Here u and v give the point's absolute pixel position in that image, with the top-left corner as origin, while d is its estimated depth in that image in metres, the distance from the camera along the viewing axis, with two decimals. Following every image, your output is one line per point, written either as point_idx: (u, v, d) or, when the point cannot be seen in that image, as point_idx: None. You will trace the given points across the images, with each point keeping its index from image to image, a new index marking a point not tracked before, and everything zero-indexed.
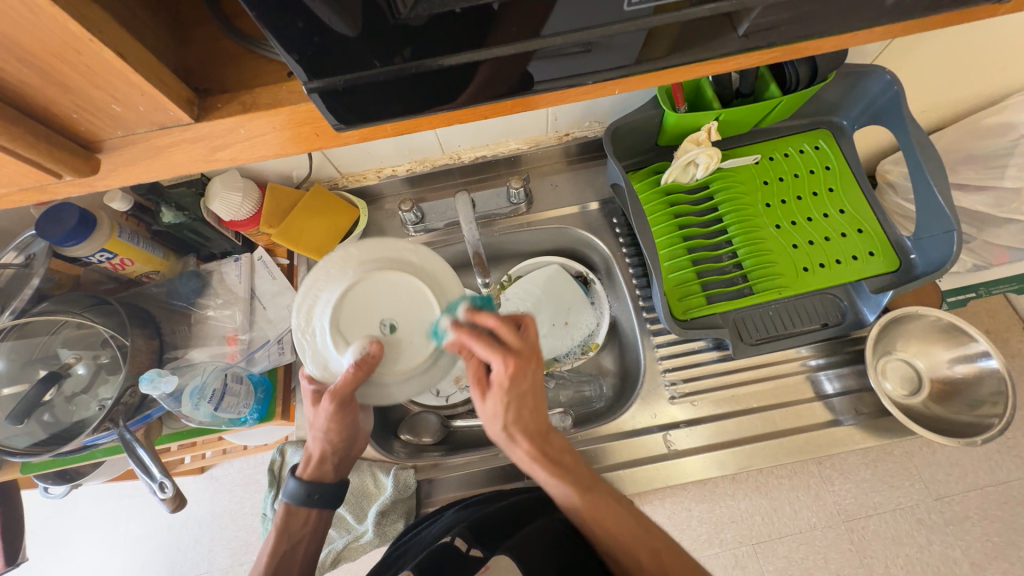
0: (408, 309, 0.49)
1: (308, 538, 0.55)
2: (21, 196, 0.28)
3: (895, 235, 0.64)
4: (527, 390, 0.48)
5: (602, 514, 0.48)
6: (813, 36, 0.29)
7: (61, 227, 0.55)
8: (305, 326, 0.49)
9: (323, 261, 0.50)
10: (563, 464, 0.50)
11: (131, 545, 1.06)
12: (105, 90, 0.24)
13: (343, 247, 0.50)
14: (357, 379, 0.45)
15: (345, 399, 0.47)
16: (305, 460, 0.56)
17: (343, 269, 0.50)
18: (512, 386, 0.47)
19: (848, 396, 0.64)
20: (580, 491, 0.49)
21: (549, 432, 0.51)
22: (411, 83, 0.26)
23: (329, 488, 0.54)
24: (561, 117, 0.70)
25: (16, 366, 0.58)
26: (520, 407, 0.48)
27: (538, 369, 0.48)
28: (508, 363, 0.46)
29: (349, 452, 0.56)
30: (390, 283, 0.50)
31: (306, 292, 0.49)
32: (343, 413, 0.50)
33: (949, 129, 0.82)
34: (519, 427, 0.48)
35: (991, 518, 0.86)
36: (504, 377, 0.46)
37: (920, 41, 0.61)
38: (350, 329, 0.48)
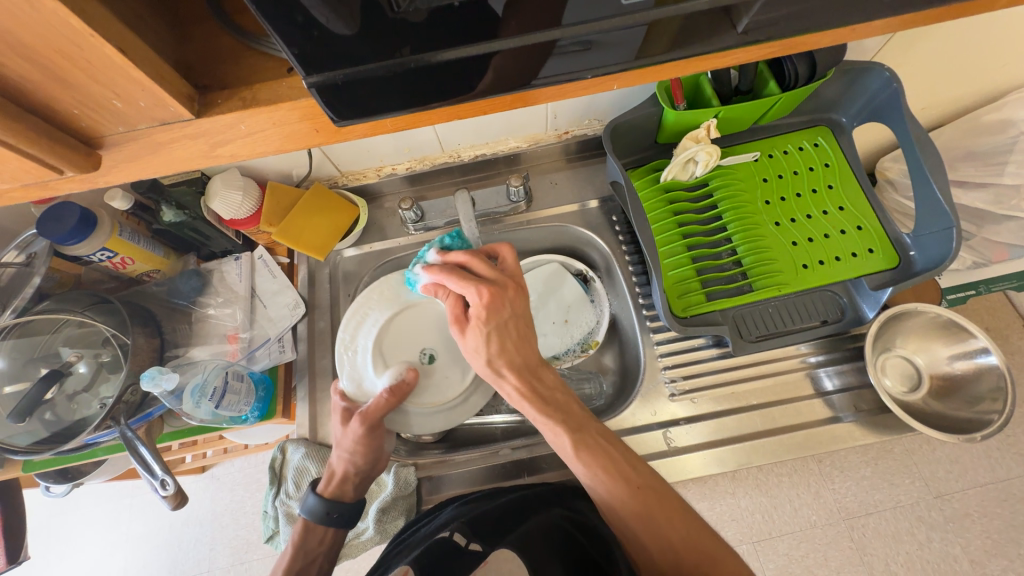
0: (441, 346, 0.67)
1: (324, 556, 0.57)
2: (21, 192, 0.28)
3: (894, 231, 0.64)
4: (506, 317, 0.52)
5: (594, 457, 0.48)
6: (811, 31, 0.29)
7: (62, 225, 0.55)
8: (351, 340, 0.65)
9: (376, 287, 0.68)
10: (552, 399, 0.51)
11: (132, 544, 1.06)
12: (107, 86, 0.24)
13: (393, 278, 0.68)
14: (388, 404, 0.59)
15: (376, 419, 0.58)
16: (327, 478, 0.58)
17: (391, 298, 0.68)
18: (490, 312, 0.51)
19: (847, 393, 0.64)
20: (569, 429, 0.49)
21: (538, 368, 0.53)
22: (411, 78, 0.26)
23: (347, 507, 0.57)
24: (561, 115, 0.70)
25: (18, 365, 0.58)
26: (501, 337, 0.52)
27: (515, 298, 0.52)
28: (483, 289, 0.50)
29: (371, 474, 0.59)
30: (430, 322, 0.68)
31: (357, 311, 0.66)
32: (374, 434, 0.57)
33: (948, 126, 0.82)
34: (503, 360, 0.52)
35: (992, 515, 0.86)
36: (481, 305, 0.51)
37: (919, 37, 0.61)
38: (391, 349, 0.66)
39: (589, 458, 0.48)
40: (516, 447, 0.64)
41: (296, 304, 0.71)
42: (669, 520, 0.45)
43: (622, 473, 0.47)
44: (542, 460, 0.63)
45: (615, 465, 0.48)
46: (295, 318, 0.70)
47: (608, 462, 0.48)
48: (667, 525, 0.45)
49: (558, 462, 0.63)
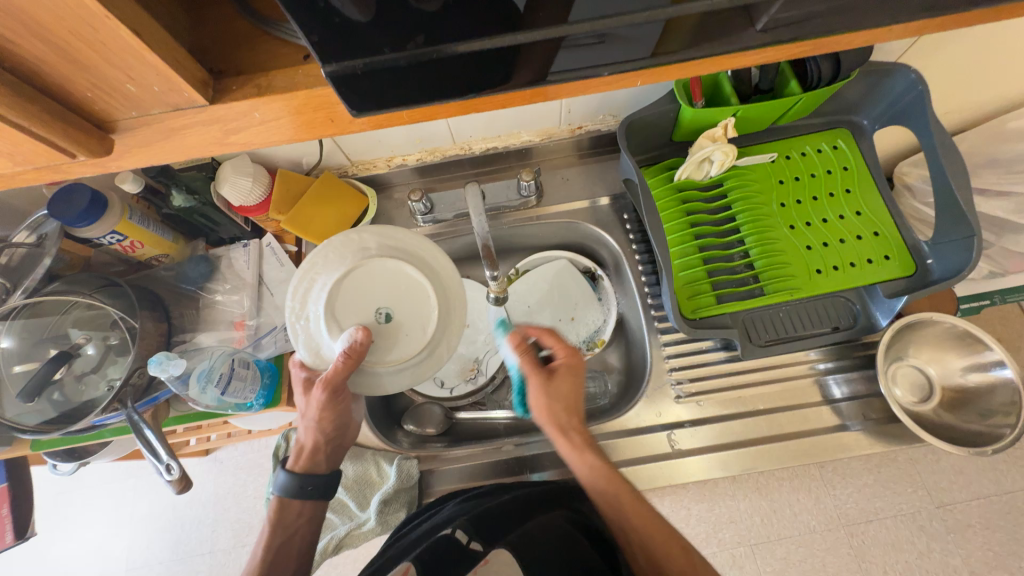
0: (403, 299, 0.50)
1: (303, 530, 0.56)
2: (32, 175, 0.27)
3: (912, 239, 0.63)
4: (585, 382, 0.55)
5: (645, 513, 0.50)
6: (842, 31, 0.28)
7: (73, 208, 0.55)
8: (301, 311, 0.49)
9: (325, 245, 0.51)
10: (612, 464, 0.53)
11: (137, 523, 1.08)
12: (121, 69, 0.23)
13: (344, 235, 0.51)
14: (345, 370, 0.46)
15: (334, 390, 0.48)
16: (294, 453, 0.56)
17: (342, 255, 0.51)
18: (579, 373, 0.54)
19: (856, 401, 0.63)
20: (626, 486, 0.51)
21: (589, 430, 0.56)
22: (428, 69, 0.25)
23: (321, 480, 0.54)
24: (575, 110, 0.69)
25: (27, 344, 0.58)
26: (580, 399, 0.54)
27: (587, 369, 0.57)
28: (579, 354, 0.55)
29: (340, 442, 0.57)
30: (388, 273, 0.50)
31: (303, 276, 0.50)
32: (333, 404, 0.50)
33: (971, 131, 0.80)
34: (579, 411, 0.53)
35: (994, 527, 0.85)
36: (574, 364, 0.54)
37: (948, 39, 0.59)
38: (344, 315, 0.49)
39: (642, 513, 0.50)
40: (519, 444, 0.64)
41: None
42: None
43: (660, 531, 0.49)
44: (544, 457, 0.63)
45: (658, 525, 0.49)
46: None
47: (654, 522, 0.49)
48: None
49: (560, 460, 0.63)
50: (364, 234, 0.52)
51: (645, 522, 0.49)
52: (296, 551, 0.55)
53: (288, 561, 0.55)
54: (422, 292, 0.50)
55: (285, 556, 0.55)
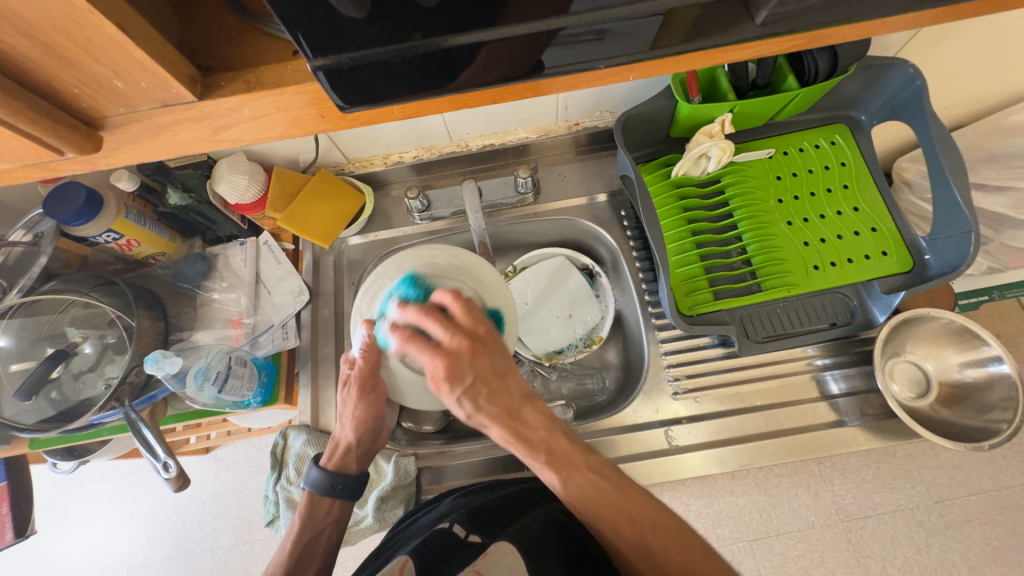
0: None
1: (331, 529, 0.58)
2: (22, 172, 0.27)
3: (909, 235, 0.63)
4: (471, 377, 0.49)
5: (582, 488, 0.48)
6: (834, 23, 0.28)
7: (68, 206, 0.55)
8: (368, 310, 0.53)
9: (401, 255, 0.55)
10: (543, 442, 0.50)
11: (137, 521, 1.08)
12: (107, 65, 0.23)
13: (417, 248, 0.54)
14: (373, 359, 0.53)
15: (366, 382, 0.55)
16: (329, 451, 0.60)
17: (412, 266, 0.54)
18: (460, 383, 0.49)
19: (854, 397, 0.63)
20: (554, 467, 0.49)
21: (519, 410, 0.51)
22: (420, 63, 0.25)
23: (350, 479, 0.58)
24: (572, 106, 0.69)
25: (25, 343, 0.59)
26: (474, 395, 0.50)
27: (478, 351, 0.49)
28: (441, 359, 0.48)
29: (372, 446, 0.61)
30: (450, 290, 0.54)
31: (374, 280, 0.54)
32: (367, 398, 0.57)
33: (970, 127, 0.80)
34: (483, 418, 0.50)
35: (992, 522, 0.85)
36: (442, 373, 0.48)
37: (945, 34, 0.59)
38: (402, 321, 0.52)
39: (577, 490, 0.48)
40: None
41: (300, 291, 0.71)
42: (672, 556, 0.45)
43: (623, 500, 0.48)
44: None
45: (609, 494, 0.48)
46: (299, 305, 0.70)
47: (601, 490, 0.48)
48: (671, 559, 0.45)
49: None
50: (436, 251, 0.55)
51: (591, 491, 0.48)
52: (322, 549, 0.57)
53: (313, 557, 0.56)
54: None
55: (312, 551, 0.56)
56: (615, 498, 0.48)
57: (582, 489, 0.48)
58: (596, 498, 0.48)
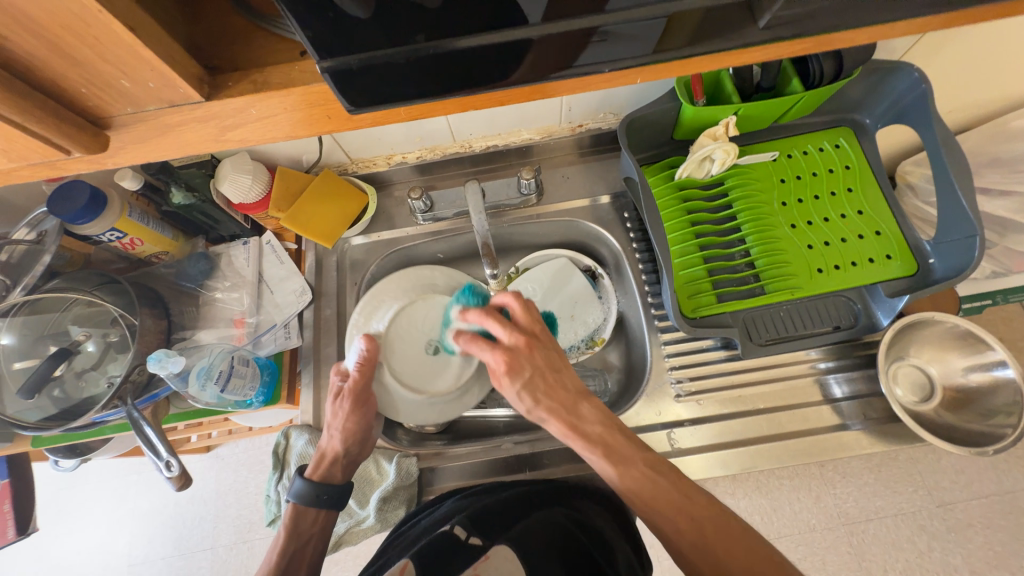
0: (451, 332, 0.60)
1: (316, 537, 0.57)
2: (28, 171, 0.27)
3: (914, 239, 0.63)
4: (530, 372, 0.51)
5: (639, 482, 0.46)
6: (842, 27, 0.28)
7: (73, 205, 0.55)
8: (366, 324, 0.59)
9: (398, 277, 0.62)
10: (600, 437, 0.48)
11: (138, 520, 1.08)
12: (115, 65, 0.23)
13: (418, 270, 0.62)
14: (366, 374, 0.55)
15: (361, 393, 0.55)
16: (316, 461, 0.59)
17: (411, 286, 0.61)
18: (520, 375, 0.51)
19: (857, 401, 0.63)
20: (612, 461, 0.47)
21: (579, 404, 0.51)
22: (426, 65, 0.25)
23: (336, 488, 0.57)
24: (575, 107, 0.69)
25: (28, 342, 0.59)
26: (534, 389, 0.51)
27: (535, 347, 0.52)
28: (499, 355, 0.51)
29: (358, 457, 0.60)
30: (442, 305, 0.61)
31: (373, 295, 0.60)
32: (359, 412, 0.56)
33: (974, 130, 0.80)
34: (543, 409, 0.51)
35: (995, 526, 0.85)
36: (501, 368, 0.51)
37: (950, 37, 0.59)
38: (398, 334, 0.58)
39: (634, 483, 0.46)
40: (518, 442, 0.64)
41: (303, 291, 0.71)
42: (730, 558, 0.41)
43: (678, 494, 0.45)
44: (543, 456, 0.63)
45: (664, 489, 0.45)
46: (302, 304, 0.70)
47: (655, 485, 0.45)
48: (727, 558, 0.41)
49: (560, 458, 0.63)
50: (435, 273, 0.63)
51: (641, 485, 0.46)
52: (307, 559, 0.56)
53: (300, 568, 0.56)
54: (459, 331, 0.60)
55: (298, 562, 0.55)
56: (671, 493, 0.45)
57: (632, 481, 0.46)
58: (651, 493, 0.45)
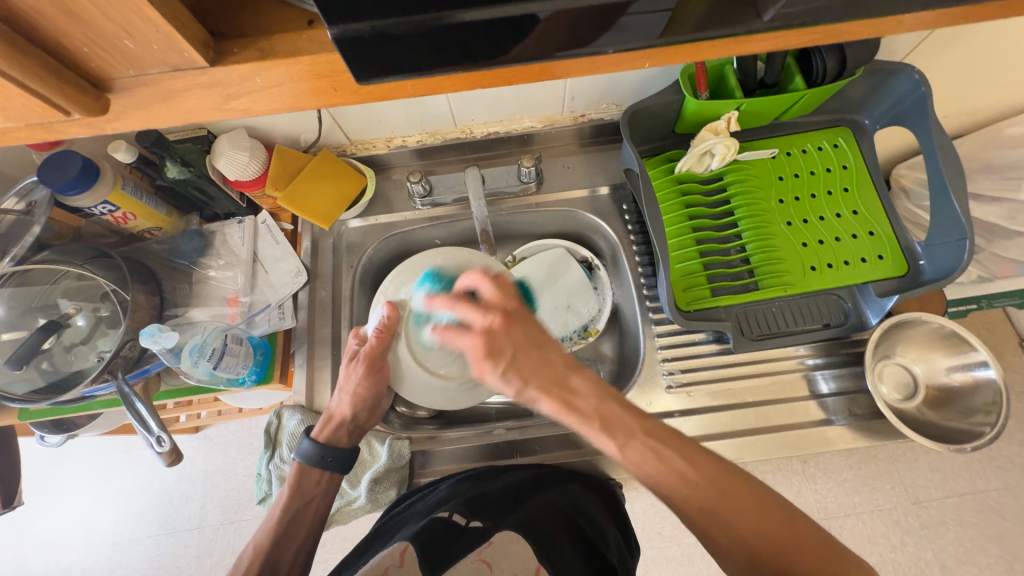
0: None
1: (319, 497, 0.57)
2: (24, 132, 0.27)
3: (905, 239, 0.64)
4: (511, 351, 0.47)
5: (641, 455, 0.43)
6: (854, 17, 0.28)
7: (64, 175, 0.54)
8: (393, 292, 0.57)
9: (433, 252, 0.59)
10: (596, 412, 0.45)
11: (124, 497, 1.08)
12: (118, 23, 0.22)
13: (457, 249, 0.58)
14: (384, 342, 0.54)
15: (377, 359, 0.55)
16: (322, 423, 0.59)
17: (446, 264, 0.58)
18: (500, 350, 0.47)
19: (842, 397, 0.64)
20: (610, 434, 0.44)
21: (569, 378, 0.47)
22: (434, 39, 0.25)
23: (341, 452, 0.57)
24: (578, 96, 0.69)
25: (16, 313, 0.58)
26: (518, 369, 0.47)
27: (512, 323, 0.48)
28: (475, 338, 0.48)
29: (365, 423, 0.60)
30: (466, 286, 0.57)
31: (408, 264, 0.58)
32: (373, 378, 0.56)
33: (969, 136, 0.81)
34: (531, 390, 0.47)
35: (966, 524, 0.87)
36: (480, 352, 0.47)
37: (953, 40, 0.59)
38: (419, 315, 0.56)
39: (636, 456, 0.43)
40: (510, 429, 0.64)
41: (298, 272, 0.70)
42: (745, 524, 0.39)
43: (681, 462, 0.42)
44: (534, 443, 0.64)
45: (669, 463, 0.42)
46: (296, 286, 0.70)
47: (661, 459, 0.42)
48: (737, 519, 0.39)
49: (551, 445, 0.64)
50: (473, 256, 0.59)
51: (642, 460, 0.43)
52: (308, 522, 0.55)
53: (299, 531, 0.55)
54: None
55: (297, 526, 0.54)
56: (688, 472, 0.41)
57: (633, 452, 0.43)
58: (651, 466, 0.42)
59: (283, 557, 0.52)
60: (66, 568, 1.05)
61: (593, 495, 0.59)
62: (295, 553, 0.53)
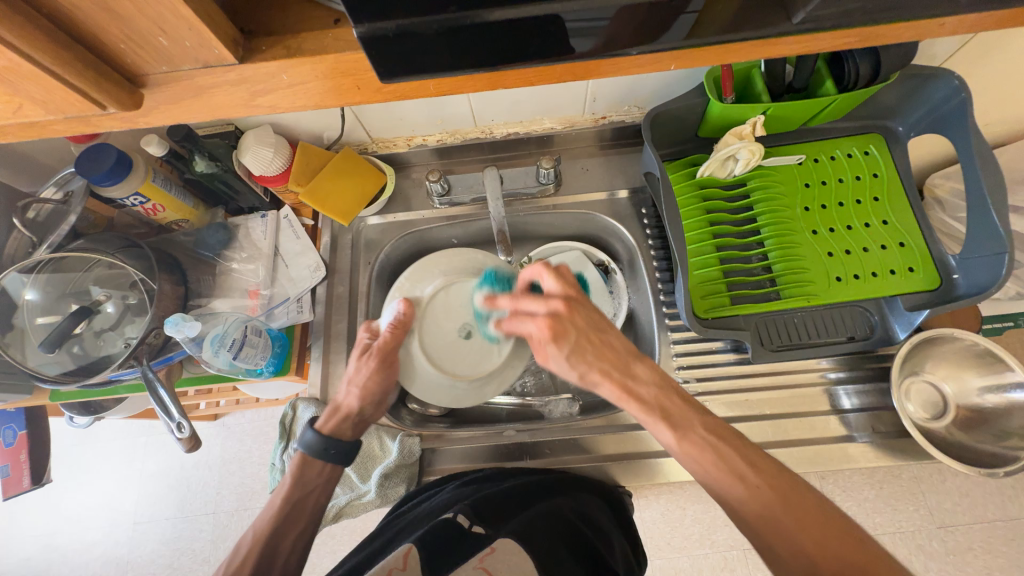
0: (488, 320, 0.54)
1: (319, 490, 0.56)
2: (63, 125, 0.28)
3: (938, 252, 0.61)
4: (576, 334, 0.48)
5: (699, 447, 0.43)
6: (895, 15, 0.27)
7: (99, 166, 0.57)
8: (409, 289, 0.55)
9: (450, 252, 0.57)
10: (655, 401, 0.46)
11: (145, 480, 1.12)
12: (153, 20, 0.23)
13: (474, 252, 0.57)
14: (397, 338, 0.53)
15: (388, 355, 0.55)
16: (328, 413, 0.59)
17: (463, 266, 0.56)
18: (562, 333, 0.48)
19: (866, 413, 0.62)
20: (670, 424, 0.45)
21: (632, 363, 0.48)
22: (456, 38, 0.25)
23: (345, 445, 0.56)
24: (600, 98, 0.68)
25: (50, 299, 0.61)
26: (582, 353, 0.48)
27: (575, 307, 0.49)
28: (542, 321, 0.48)
29: (371, 417, 0.60)
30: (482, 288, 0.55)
31: (425, 261, 0.57)
32: (383, 373, 0.56)
33: (1011, 145, 0.77)
34: (596, 373, 0.48)
35: (996, 552, 0.83)
36: (548, 337, 0.48)
37: (997, 44, 0.57)
38: (433, 312, 0.54)
39: (694, 449, 0.43)
40: (521, 431, 0.64)
41: (317, 267, 0.71)
42: (807, 531, 0.37)
43: (740, 462, 0.41)
44: (544, 446, 0.64)
45: (729, 461, 0.41)
46: (315, 280, 0.71)
47: (717, 454, 0.42)
48: (802, 530, 0.37)
49: (561, 449, 0.64)
50: (490, 258, 0.58)
51: (701, 454, 0.43)
52: (309, 511, 0.55)
53: (299, 518, 0.54)
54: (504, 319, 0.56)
55: (300, 511, 0.54)
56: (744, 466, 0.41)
57: (692, 443, 0.43)
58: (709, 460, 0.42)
59: (282, 542, 0.52)
60: (90, 546, 1.09)
61: (601, 501, 0.59)
62: (294, 540, 0.53)
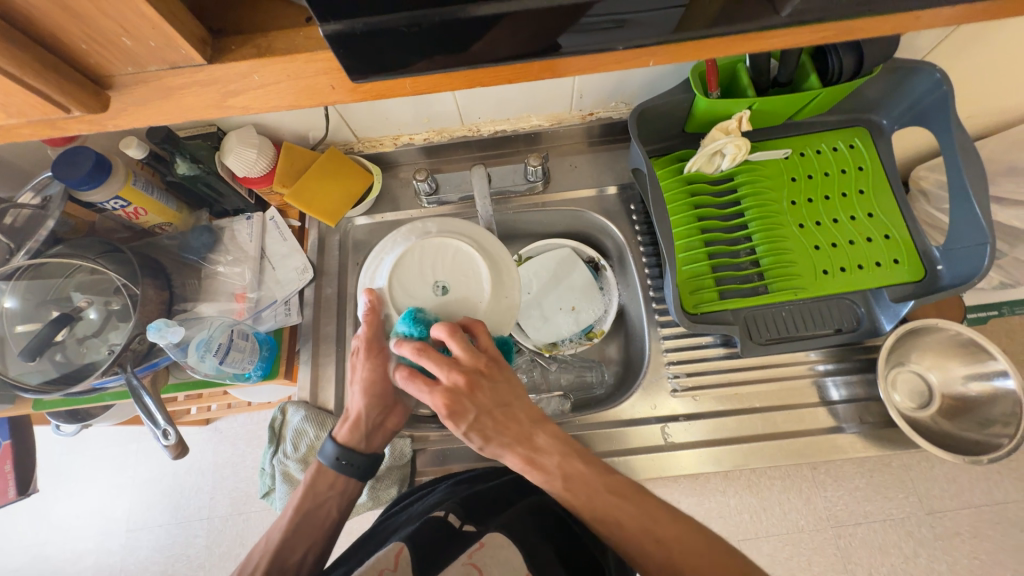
0: (455, 271, 0.53)
1: (332, 503, 0.55)
2: (29, 129, 0.27)
3: (923, 244, 0.62)
4: (475, 414, 0.47)
5: (612, 505, 0.44)
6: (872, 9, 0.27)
7: (77, 170, 0.55)
8: (370, 281, 0.55)
9: (394, 234, 0.57)
10: (558, 468, 0.46)
11: (137, 487, 1.10)
12: (116, 21, 0.23)
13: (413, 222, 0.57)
14: (375, 326, 0.52)
15: (374, 343, 0.53)
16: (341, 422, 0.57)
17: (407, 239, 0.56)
18: (460, 405, 0.47)
19: (853, 404, 0.63)
20: (571, 491, 0.45)
21: (534, 434, 0.48)
22: (434, 36, 0.25)
23: (361, 457, 0.55)
24: (586, 94, 0.68)
25: (30, 306, 0.59)
26: (481, 428, 0.48)
27: (478, 385, 0.47)
28: (438, 395, 0.46)
29: (384, 418, 0.58)
30: (438, 248, 0.54)
31: (375, 256, 0.57)
32: (379, 359, 0.54)
33: (993, 137, 0.78)
34: (495, 446, 0.48)
35: (982, 537, 0.85)
36: (444, 411, 0.47)
37: (974, 39, 0.58)
38: (401, 287, 0.52)
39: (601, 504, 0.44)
40: None
41: (304, 269, 0.70)
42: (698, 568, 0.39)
43: (646, 520, 0.43)
44: None
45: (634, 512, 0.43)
46: (303, 282, 0.70)
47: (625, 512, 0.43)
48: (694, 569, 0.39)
49: None
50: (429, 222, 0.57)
51: (607, 510, 0.44)
52: (320, 525, 0.54)
53: (310, 532, 0.54)
54: (473, 265, 0.54)
55: (310, 524, 0.54)
56: (639, 517, 0.43)
57: (595, 508, 0.44)
58: (623, 523, 0.43)
59: (292, 556, 0.52)
60: (82, 554, 1.07)
61: None
62: (304, 552, 0.53)
